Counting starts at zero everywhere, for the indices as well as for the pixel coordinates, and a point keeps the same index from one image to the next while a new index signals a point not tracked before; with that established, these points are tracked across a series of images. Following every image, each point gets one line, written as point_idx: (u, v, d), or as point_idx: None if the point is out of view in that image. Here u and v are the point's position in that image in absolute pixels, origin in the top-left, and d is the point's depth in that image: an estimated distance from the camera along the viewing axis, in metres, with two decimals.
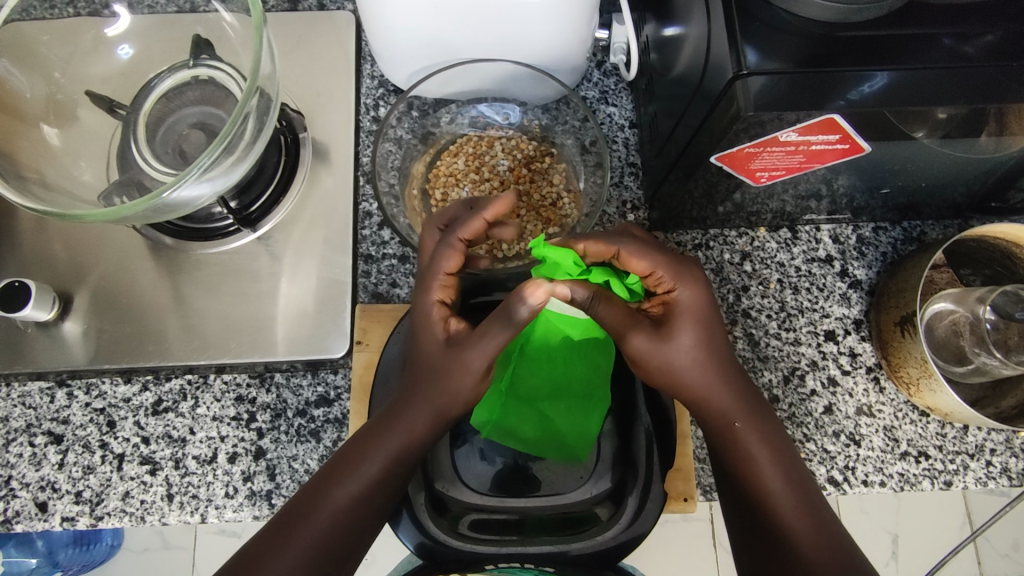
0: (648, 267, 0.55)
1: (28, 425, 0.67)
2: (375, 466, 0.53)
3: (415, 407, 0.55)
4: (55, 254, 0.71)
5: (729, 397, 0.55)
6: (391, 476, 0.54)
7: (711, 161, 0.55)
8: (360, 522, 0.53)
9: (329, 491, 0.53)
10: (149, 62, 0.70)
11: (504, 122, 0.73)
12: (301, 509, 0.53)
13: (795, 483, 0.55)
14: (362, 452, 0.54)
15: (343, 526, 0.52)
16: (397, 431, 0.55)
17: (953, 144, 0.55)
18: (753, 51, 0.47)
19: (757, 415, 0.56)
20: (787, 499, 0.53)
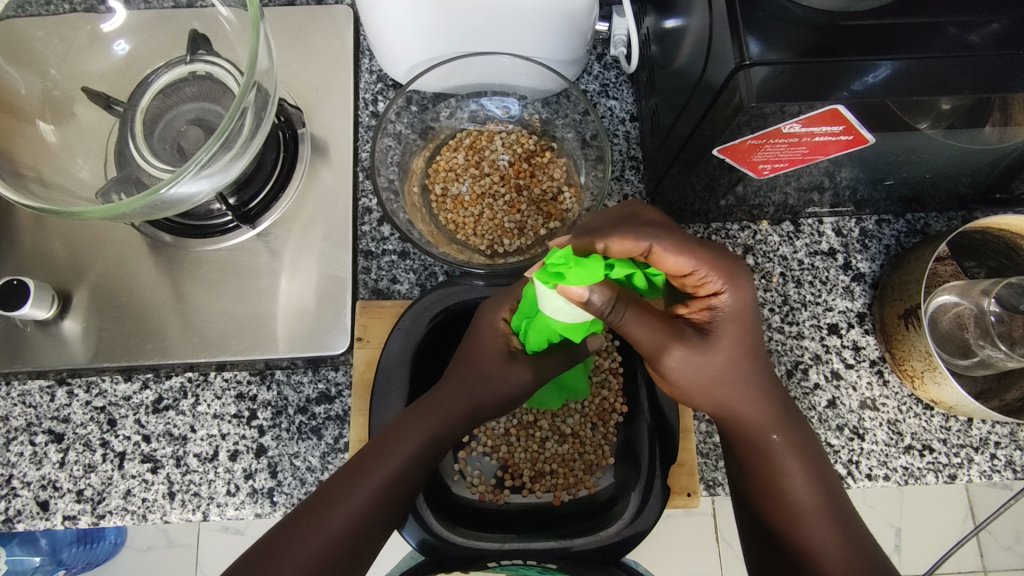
0: (687, 268, 0.50)
1: (29, 424, 0.67)
2: (395, 462, 0.54)
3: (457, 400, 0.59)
4: (54, 252, 0.70)
5: (764, 413, 0.54)
6: (411, 471, 0.54)
7: (713, 154, 0.55)
8: (379, 518, 0.52)
9: (345, 493, 0.52)
10: (146, 58, 0.69)
11: (504, 116, 0.72)
12: (315, 509, 0.52)
13: (824, 497, 0.53)
14: (382, 450, 0.54)
15: (359, 524, 0.51)
16: (428, 428, 0.57)
17: (957, 134, 0.54)
18: (756, 41, 0.46)
19: (793, 427, 0.55)
20: (813, 517, 0.52)
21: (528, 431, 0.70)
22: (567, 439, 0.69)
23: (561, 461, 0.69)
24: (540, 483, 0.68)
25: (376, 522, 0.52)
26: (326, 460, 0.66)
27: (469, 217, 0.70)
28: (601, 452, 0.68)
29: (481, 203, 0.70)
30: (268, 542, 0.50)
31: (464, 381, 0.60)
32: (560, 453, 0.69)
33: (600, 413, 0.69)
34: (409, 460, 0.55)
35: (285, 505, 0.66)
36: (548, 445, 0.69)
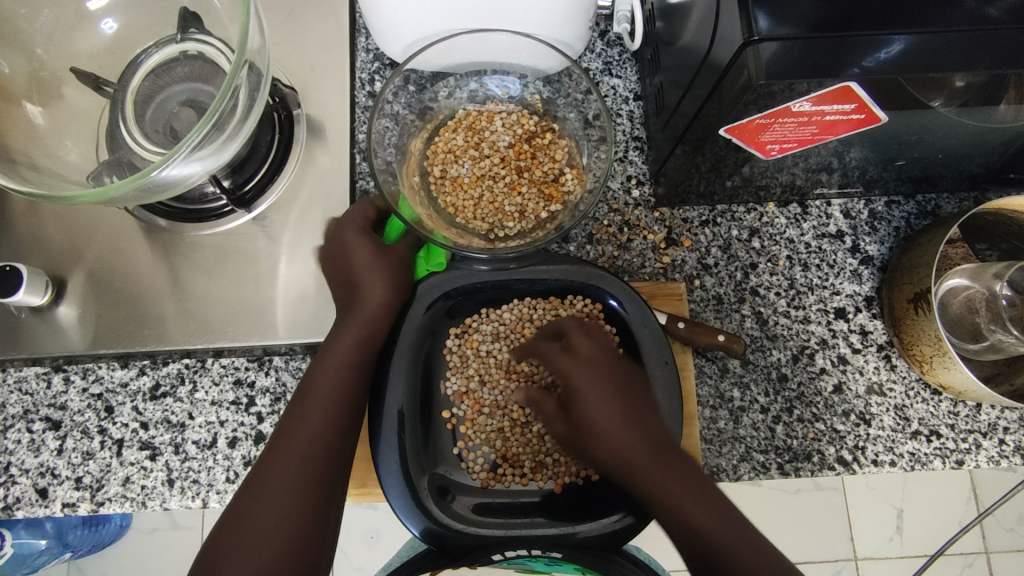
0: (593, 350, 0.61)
1: (26, 411, 0.67)
2: (305, 420, 0.59)
3: (351, 320, 0.62)
4: (48, 237, 0.69)
5: (656, 470, 0.55)
6: (327, 416, 0.60)
7: (720, 134, 0.53)
8: (311, 466, 0.58)
9: (271, 465, 0.58)
10: (135, 36, 0.67)
11: (504, 95, 0.70)
12: (251, 498, 0.57)
13: (713, 495, 0.55)
14: (296, 415, 0.60)
15: (295, 487, 0.57)
16: (341, 359, 0.61)
17: (971, 112, 0.52)
18: (765, 15, 0.44)
19: (690, 480, 0.55)
20: (699, 513, 0.54)
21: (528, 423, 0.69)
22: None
23: (564, 451, 0.68)
24: (543, 472, 0.67)
25: (309, 473, 0.58)
26: None
27: (469, 200, 0.68)
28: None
29: (481, 186, 0.69)
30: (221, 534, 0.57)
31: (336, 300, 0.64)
32: (562, 442, 0.68)
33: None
34: (322, 405, 0.60)
35: None
36: (549, 435, 0.68)
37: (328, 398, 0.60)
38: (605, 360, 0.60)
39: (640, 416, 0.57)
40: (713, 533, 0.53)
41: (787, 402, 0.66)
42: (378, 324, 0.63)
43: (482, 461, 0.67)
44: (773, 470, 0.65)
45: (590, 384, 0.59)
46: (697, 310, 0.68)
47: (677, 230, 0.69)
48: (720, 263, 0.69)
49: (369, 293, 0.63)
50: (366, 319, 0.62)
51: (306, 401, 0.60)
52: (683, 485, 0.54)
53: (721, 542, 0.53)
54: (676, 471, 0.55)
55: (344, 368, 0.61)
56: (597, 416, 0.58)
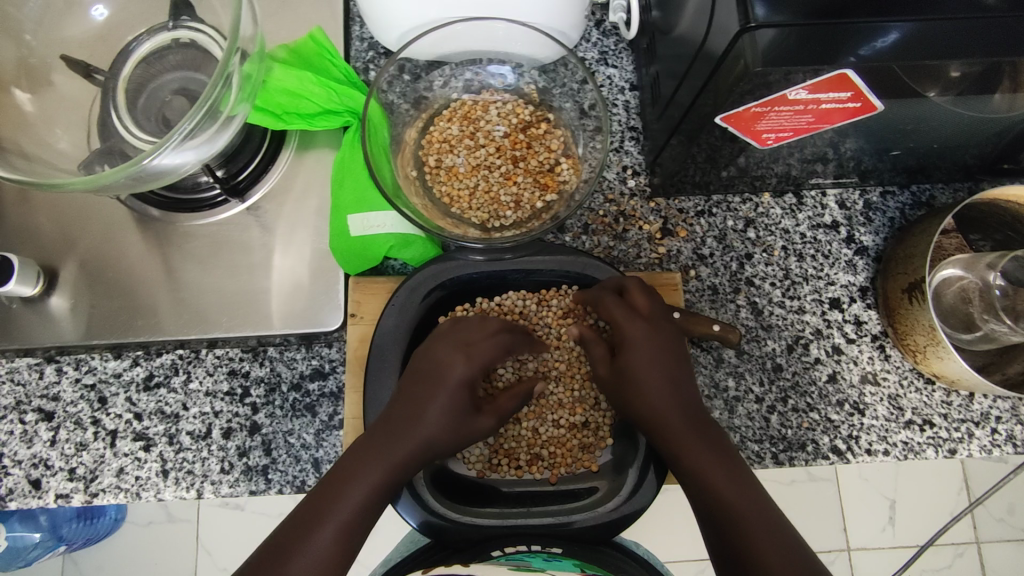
0: (648, 309, 0.59)
1: (18, 402, 0.66)
2: (357, 493, 0.53)
3: (423, 424, 0.56)
4: (40, 227, 0.68)
5: (681, 418, 0.56)
6: (379, 496, 0.54)
7: (716, 122, 0.53)
8: (350, 542, 0.52)
9: (312, 525, 0.51)
10: (126, 24, 0.66)
11: (500, 85, 0.70)
12: (283, 545, 0.50)
13: (741, 474, 0.54)
14: (351, 472, 0.53)
15: (331, 559, 0.51)
16: (393, 452, 0.54)
17: (967, 102, 0.52)
18: (762, 2, 0.43)
19: (718, 451, 0.55)
20: (725, 481, 0.53)
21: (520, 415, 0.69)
22: (562, 421, 0.68)
23: (558, 444, 0.68)
24: (537, 465, 0.68)
25: (350, 540, 0.52)
26: (320, 437, 0.66)
27: (464, 190, 0.68)
28: (600, 434, 0.68)
29: (477, 175, 0.68)
30: (248, 567, 0.50)
31: (409, 388, 0.57)
32: (555, 435, 0.68)
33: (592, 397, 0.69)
34: (373, 487, 0.53)
35: (279, 483, 0.65)
36: (543, 428, 0.68)
37: (389, 475, 0.54)
38: (660, 318, 0.59)
39: (686, 380, 0.58)
40: (741, 507, 0.52)
41: (782, 392, 0.67)
42: (451, 443, 0.57)
43: (476, 450, 0.67)
44: (767, 460, 0.65)
45: (644, 342, 0.58)
46: (692, 300, 0.68)
47: (673, 220, 0.69)
48: (716, 254, 0.69)
49: (456, 405, 0.57)
50: (444, 432, 0.56)
51: (365, 465, 0.53)
52: (721, 457, 0.54)
53: (752, 521, 0.51)
54: (715, 441, 0.55)
55: (412, 465, 0.55)
56: (648, 372, 0.57)
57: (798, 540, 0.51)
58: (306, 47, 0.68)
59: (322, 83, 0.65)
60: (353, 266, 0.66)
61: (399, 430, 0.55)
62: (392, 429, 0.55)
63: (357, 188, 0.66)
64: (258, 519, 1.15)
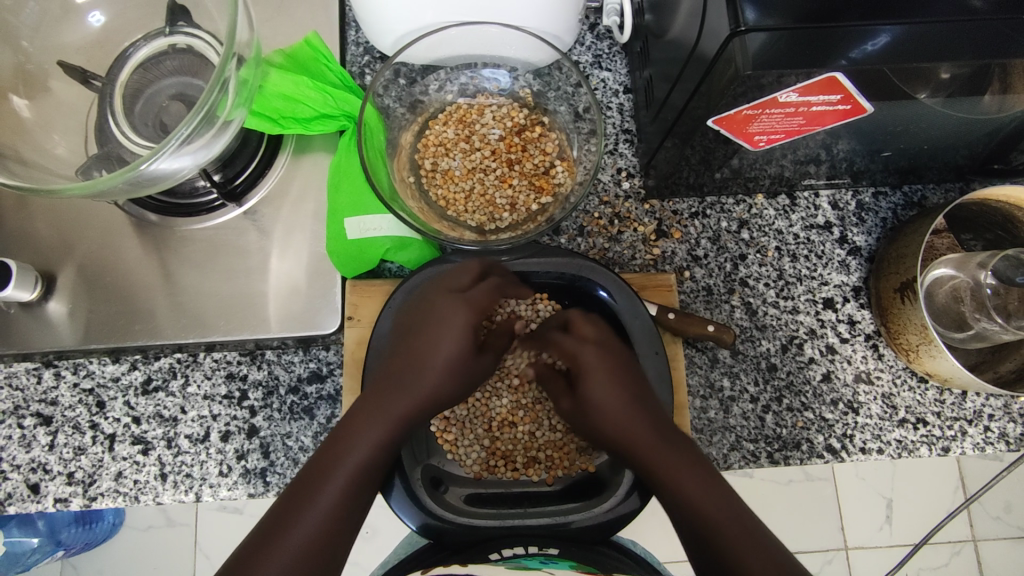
0: (597, 334, 0.62)
1: (16, 407, 0.66)
2: (361, 450, 0.56)
3: (423, 379, 0.60)
4: (38, 232, 0.69)
5: (643, 433, 0.58)
6: (380, 453, 0.57)
7: (708, 125, 0.54)
8: (355, 497, 0.55)
9: (316, 486, 0.55)
10: (122, 30, 0.66)
11: (495, 89, 0.70)
12: (284, 515, 0.53)
13: (712, 477, 0.55)
14: (353, 432, 0.57)
15: (337, 515, 0.54)
16: (395, 407, 0.58)
17: (956, 103, 0.53)
18: (752, 7, 0.44)
19: (685, 455, 0.56)
20: (696, 489, 0.54)
21: (517, 419, 0.69)
22: (558, 425, 0.69)
23: (555, 447, 0.69)
24: (535, 468, 0.68)
25: (351, 503, 0.55)
26: (318, 440, 0.66)
27: (460, 193, 0.69)
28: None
29: (472, 178, 0.69)
30: (253, 538, 0.53)
31: (411, 343, 0.61)
32: (553, 439, 0.69)
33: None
34: (376, 442, 0.56)
35: (278, 485, 0.65)
36: (540, 432, 0.69)
37: (392, 431, 0.58)
38: (608, 337, 0.62)
39: (647, 396, 0.60)
40: (713, 513, 0.53)
41: (776, 391, 0.67)
42: (452, 388, 0.62)
43: (473, 454, 0.68)
44: (762, 459, 0.66)
45: (597, 367, 0.61)
46: (687, 301, 0.69)
47: (667, 222, 0.70)
48: (710, 255, 0.70)
49: (459, 353, 0.62)
50: (444, 377, 0.61)
51: (366, 424, 0.57)
52: (691, 465, 0.55)
53: (722, 526, 0.53)
54: (681, 452, 0.56)
55: (415, 413, 0.60)
56: (603, 396, 0.60)
57: (774, 539, 0.53)
58: (302, 51, 0.68)
59: (318, 88, 0.66)
60: (349, 270, 0.66)
61: (403, 381, 0.60)
62: (394, 378, 0.60)
63: (353, 193, 0.67)
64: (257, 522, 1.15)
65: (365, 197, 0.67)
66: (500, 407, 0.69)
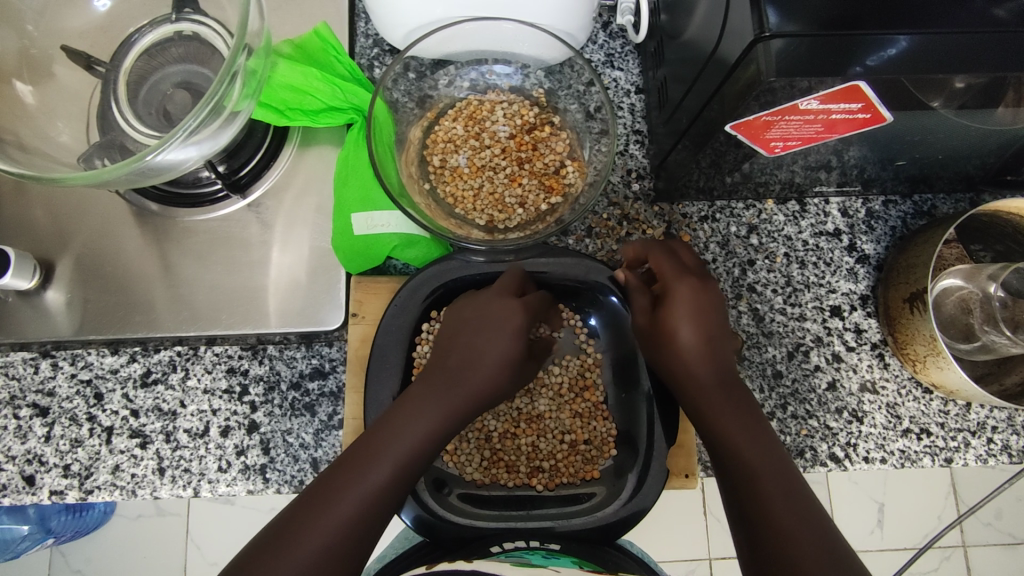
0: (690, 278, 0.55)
1: (12, 397, 0.65)
2: (408, 441, 0.51)
3: (479, 375, 0.55)
4: (36, 219, 0.67)
5: (724, 397, 0.53)
6: (422, 450, 0.52)
7: (725, 130, 0.53)
8: (393, 494, 0.50)
9: (359, 471, 0.50)
10: (128, 16, 0.65)
11: (505, 85, 0.69)
12: (324, 489, 0.49)
13: (794, 489, 0.49)
14: (398, 424, 0.52)
15: (361, 520, 0.48)
16: (444, 407, 0.53)
17: (972, 114, 0.52)
18: (775, 11, 0.43)
19: (765, 448, 0.51)
20: (778, 496, 0.48)
21: (519, 429, 0.69)
22: (564, 435, 0.68)
23: (557, 457, 0.68)
24: (539, 477, 0.67)
25: (380, 503, 0.50)
26: (319, 437, 0.65)
27: (468, 190, 0.68)
28: (603, 446, 0.67)
29: (481, 176, 0.68)
30: (269, 531, 0.48)
31: (466, 337, 0.57)
32: (557, 448, 0.68)
33: (600, 412, 0.68)
34: (423, 436, 0.52)
35: (277, 482, 0.64)
36: (543, 442, 0.68)
37: (444, 426, 0.53)
38: (703, 288, 0.55)
39: (730, 360, 0.54)
40: (789, 526, 0.47)
41: (781, 398, 0.67)
42: (505, 388, 0.57)
43: (475, 461, 0.67)
44: None
45: (698, 316, 0.54)
46: None
47: (677, 225, 0.69)
48: (719, 259, 0.69)
49: (517, 354, 0.57)
50: (497, 378, 0.56)
51: (413, 419, 0.52)
52: (764, 454, 0.50)
53: (775, 508, 0.48)
54: (746, 415, 0.52)
55: (468, 414, 0.55)
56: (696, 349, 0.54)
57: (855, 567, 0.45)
58: (311, 42, 0.67)
59: (327, 80, 0.65)
60: (356, 266, 0.65)
61: (456, 372, 0.55)
62: (451, 374, 0.55)
63: (359, 189, 0.66)
64: (250, 514, 1.15)
65: (373, 193, 0.66)
66: (502, 418, 0.69)
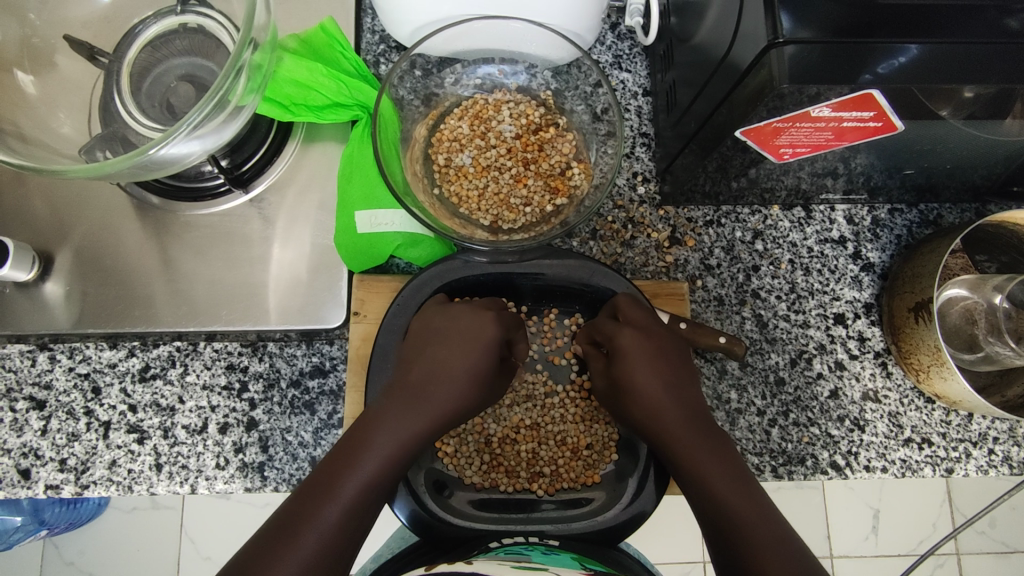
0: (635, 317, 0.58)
1: (9, 389, 0.65)
2: (378, 458, 0.53)
3: (445, 389, 0.57)
4: (35, 211, 0.67)
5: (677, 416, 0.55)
6: (399, 462, 0.53)
7: (735, 135, 0.52)
8: (365, 511, 0.51)
9: (331, 490, 0.50)
10: (133, 7, 0.64)
11: (511, 85, 0.68)
12: (298, 511, 0.49)
13: (748, 486, 0.51)
14: (369, 435, 0.53)
15: (343, 530, 0.49)
16: (415, 420, 0.55)
17: (981, 125, 0.52)
18: (789, 16, 0.43)
19: (721, 452, 0.52)
20: (734, 493, 0.50)
21: (519, 435, 0.68)
22: (565, 439, 0.68)
23: (559, 462, 0.67)
24: (539, 481, 0.67)
25: (361, 514, 0.50)
26: (318, 436, 0.65)
27: (473, 190, 0.67)
28: (605, 450, 0.67)
29: (486, 176, 0.68)
30: (256, 543, 0.47)
31: (431, 352, 0.58)
32: (558, 453, 0.67)
33: (603, 415, 0.68)
34: (394, 450, 0.53)
35: (275, 481, 0.64)
36: (543, 448, 0.68)
37: (417, 438, 0.55)
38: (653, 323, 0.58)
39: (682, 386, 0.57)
40: (746, 520, 0.48)
41: (784, 405, 0.67)
42: (475, 401, 0.58)
43: (475, 464, 0.66)
44: (766, 473, 0.66)
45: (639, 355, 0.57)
46: (698, 310, 0.68)
47: (682, 229, 0.69)
48: (723, 265, 0.69)
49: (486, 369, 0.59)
50: (465, 393, 0.58)
51: (383, 430, 0.54)
52: (722, 460, 0.52)
53: (746, 522, 0.48)
54: (712, 441, 0.53)
55: (438, 425, 0.56)
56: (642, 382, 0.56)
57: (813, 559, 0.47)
58: (317, 37, 0.66)
59: (332, 76, 0.64)
60: (360, 264, 0.65)
61: (421, 391, 0.56)
62: (415, 391, 0.56)
63: (364, 187, 0.65)
64: (244, 507, 1.15)
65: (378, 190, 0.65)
66: (502, 423, 0.68)
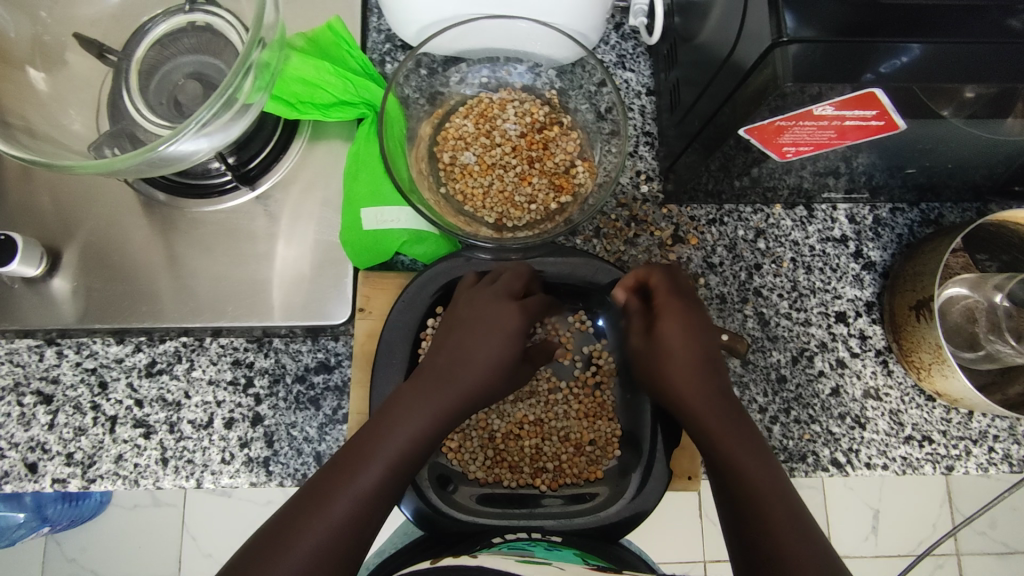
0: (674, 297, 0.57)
1: (16, 383, 0.65)
2: (402, 440, 0.52)
3: (469, 373, 0.56)
4: (43, 207, 0.67)
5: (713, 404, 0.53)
6: (422, 446, 0.53)
7: (738, 134, 0.53)
8: (386, 493, 0.51)
9: (354, 470, 0.50)
10: (142, 5, 0.65)
11: (516, 84, 0.69)
12: (318, 491, 0.49)
13: (776, 477, 0.50)
14: (396, 416, 0.53)
15: (363, 513, 0.49)
16: (439, 402, 0.54)
17: (982, 125, 0.52)
18: (793, 15, 0.43)
19: (752, 442, 0.52)
20: (762, 482, 0.50)
21: (523, 431, 0.69)
22: (568, 436, 0.68)
23: (562, 458, 0.68)
24: (542, 477, 0.68)
25: (382, 495, 0.50)
26: (323, 431, 0.65)
27: (478, 188, 0.68)
28: (608, 446, 0.67)
29: (491, 175, 0.68)
30: (275, 524, 0.48)
31: (457, 337, 0.57)
32: (561, 449, 0.68)
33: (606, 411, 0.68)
34: (416, 436, 0.53)
35: (280, 475, 0.64)
36: (546, 444, 0.68)
37: (440, 422, 0.54)
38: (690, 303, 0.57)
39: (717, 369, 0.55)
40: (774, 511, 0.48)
41: (785, 403, 0.67)
42: (500, 386, 0.58)
43: (478, 460, 0.67)
44: None
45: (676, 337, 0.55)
46: None
47: (684, 227, 0.70)
48: (725, 263, 0.69)
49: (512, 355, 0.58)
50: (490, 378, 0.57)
51: (409, 413, 0.53)
52: (753, 450, 0.51)
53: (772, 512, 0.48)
54: (743, 432, 0.52)
55: (461, 410, 0.56)
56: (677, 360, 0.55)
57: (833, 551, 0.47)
58: (324, 36, 0.67)
59: (339, 74, 0.65)
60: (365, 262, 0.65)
61: (449, 373, 0.56)
62: (440, 375, 0.55)
63: (369, 184, 0.66)
64: (246, 505, 1.15)
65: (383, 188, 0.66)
66: (506, 419, 0.69)
